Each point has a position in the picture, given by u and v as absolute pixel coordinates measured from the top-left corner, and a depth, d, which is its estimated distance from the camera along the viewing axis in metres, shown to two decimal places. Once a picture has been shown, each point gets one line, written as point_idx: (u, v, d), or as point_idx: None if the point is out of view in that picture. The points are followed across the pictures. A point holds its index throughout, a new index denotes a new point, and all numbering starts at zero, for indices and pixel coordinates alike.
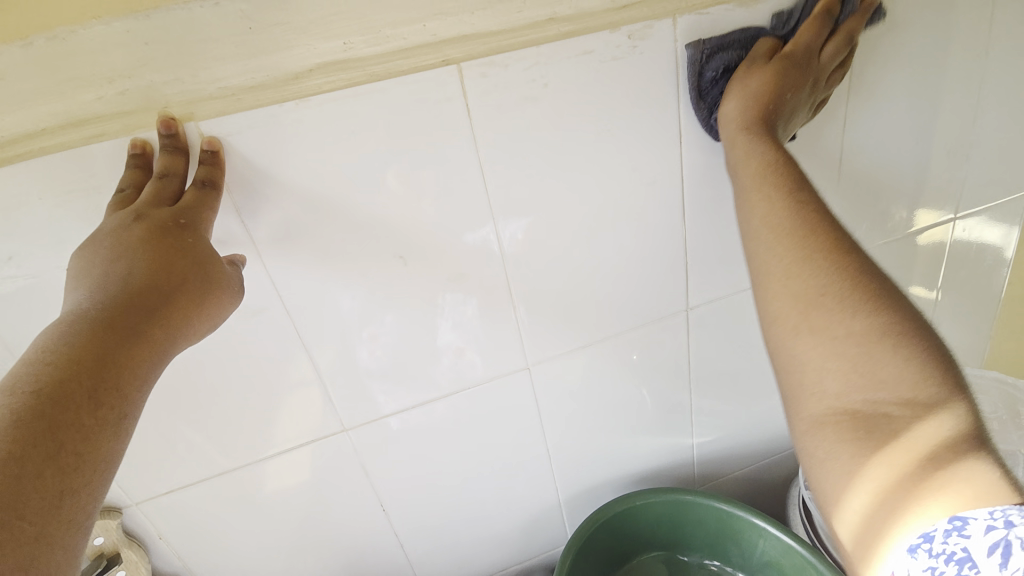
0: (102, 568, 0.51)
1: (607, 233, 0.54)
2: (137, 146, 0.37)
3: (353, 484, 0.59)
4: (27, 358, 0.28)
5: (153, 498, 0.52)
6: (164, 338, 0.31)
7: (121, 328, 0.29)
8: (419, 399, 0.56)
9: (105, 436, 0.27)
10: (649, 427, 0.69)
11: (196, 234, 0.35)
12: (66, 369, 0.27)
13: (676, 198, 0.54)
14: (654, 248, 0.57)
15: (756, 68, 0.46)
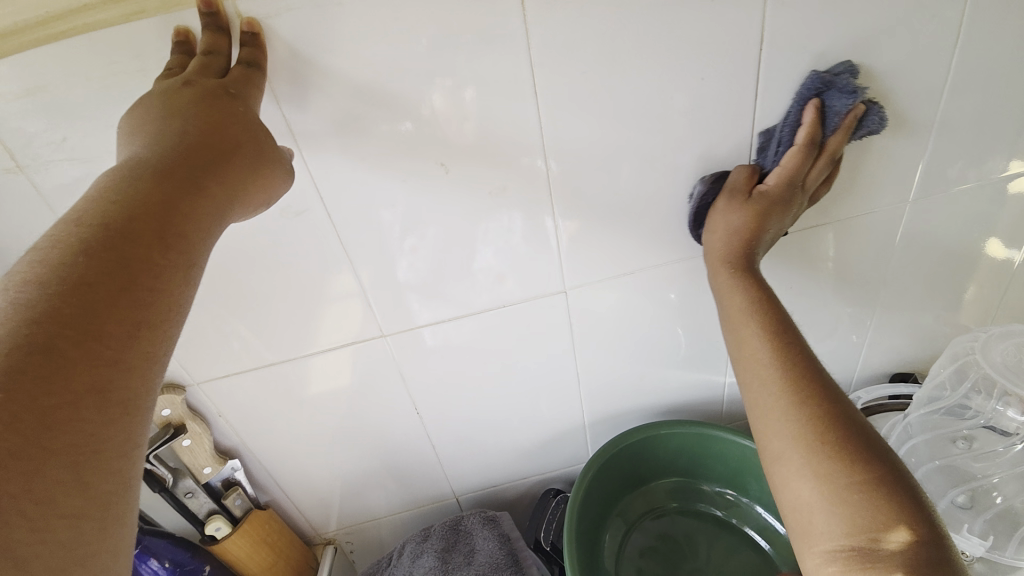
0: (170, 436, 0.56)
1: (659, 155, 0.50)
2: (180, 34, 0.37)
3: (389, 386, 0.62)
4: (88, 199, 0.28)
5: (212, 380, 0.57)
6: (221, 192, 0.31)
7: (178, 179, 0.29)
8: (453, 314, 0.57)
9: (173, 278, 0.28)
10: (683, 362, 0.69)
11: (246, 104, 0.34)
12: (129, 212, 0.27)
13: (746, 118, 0.49)
14: (712, 173, 0.52)
15: (737, 204, 0.50)
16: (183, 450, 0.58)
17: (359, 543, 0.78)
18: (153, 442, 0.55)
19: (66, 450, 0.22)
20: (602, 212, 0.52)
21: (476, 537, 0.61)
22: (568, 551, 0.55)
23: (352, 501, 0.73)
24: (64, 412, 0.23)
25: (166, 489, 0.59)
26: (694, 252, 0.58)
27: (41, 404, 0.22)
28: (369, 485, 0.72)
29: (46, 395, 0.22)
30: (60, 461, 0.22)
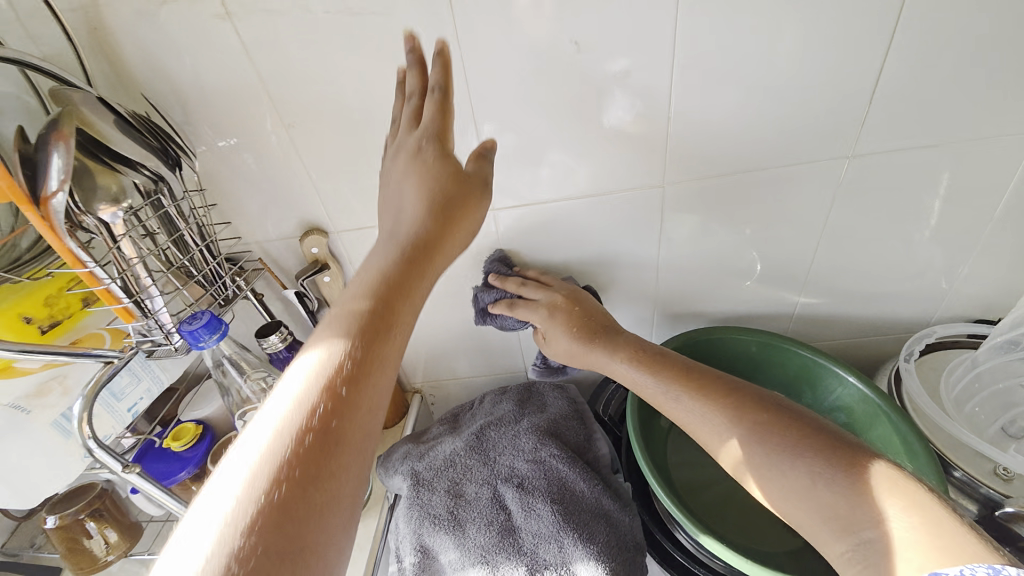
0: (317, 270, 0.66)
1: (776, 51, 0.52)
2: None
3: (487, 259, 0.71)
4: None
5: (347, 232, 0.66)
6: None
7: None
8: (555, 197, 0.63)
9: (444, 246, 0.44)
10: (758, 274, 0.73)
11: None
12: (433, 205, 0.43)
13: (872, 17, 0.50)
14: (828, 75, 0.54)
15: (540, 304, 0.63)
16: (323, 286, 0.68)
17: (438, 399, 0.91)
18: (306, 271, 0.65)
19: (308, 497, 0.30)
20: (709, 108, 0.56)
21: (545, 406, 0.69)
22: (630, 410, 0.65)
23: (440, 361, 0.85)
24: (315, 467, 0.31)
25: (312, 312, 0.70)
26: (794, 160, 0.61)
27: (311, 428, 0.32)
28: (456, 349, 0.83)
29: (298, 465, 0.31)
30: (300, 501, 0.30)
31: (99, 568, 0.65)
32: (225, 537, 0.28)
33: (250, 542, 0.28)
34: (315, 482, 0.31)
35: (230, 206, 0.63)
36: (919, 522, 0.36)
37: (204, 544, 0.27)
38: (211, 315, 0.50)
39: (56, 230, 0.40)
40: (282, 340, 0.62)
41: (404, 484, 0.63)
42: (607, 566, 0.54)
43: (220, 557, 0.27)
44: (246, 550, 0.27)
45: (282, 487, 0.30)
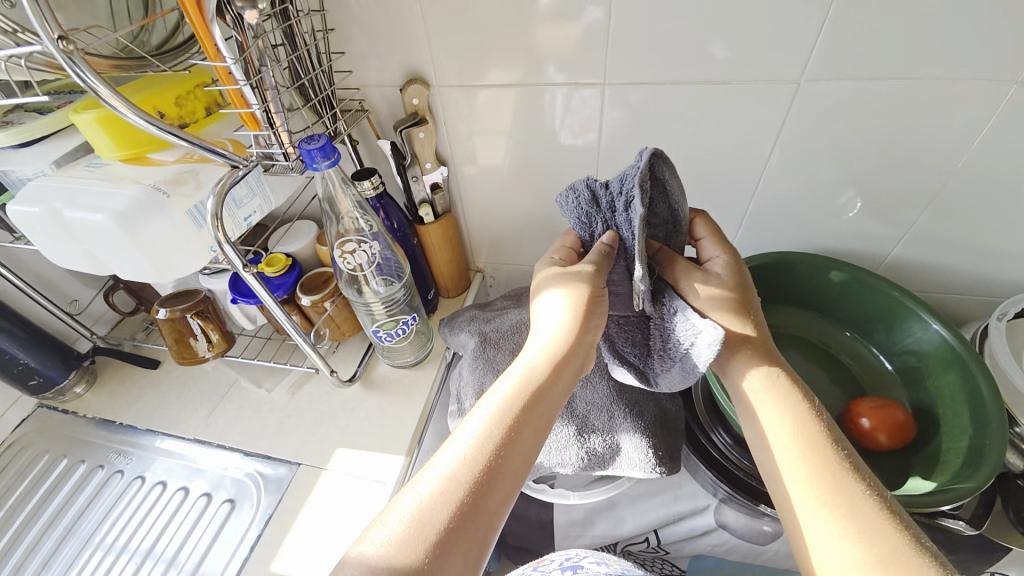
0: (415, 122, 0.66)
1: None
2: None
3: (583, 142, 0.68)
4: None
5: (450, 87, 0.65)
6: None
7: None
8: (675, 79, 0.59)
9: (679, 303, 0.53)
10: (866, 204, 0.68)
11: None
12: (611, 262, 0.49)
13: None
14: None
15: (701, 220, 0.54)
16: (416, 141, 0.68)
17: (498, 282, 0.95)
18: (404, 121, 0.65)
19: (510, 460, 0.42)
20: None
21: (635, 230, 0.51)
22: None
23: (508, 244, 0.86)
24: (522, 428, 0.43)
25: (402, 167, 0.70)
26: (961, 72, 0.54)
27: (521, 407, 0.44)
28: (527, 234, 0.84)
29: (512, 423, 0.43)
30: (500, 464, 0.41)
31: (199, 362, 0.75)
32: (458, 467, 0.41)
33: (475, 473, 0.40)
34: (497, 470, 0.41)
35: (340, 38, 0.61)
36: (843, 513, 0.40)
37: (455, 444, 0.42)
38: (326, 140, 0.51)
39: (204, 13, 0.41)
40: (372, 187, 0.64)
41: (471, 341, 0.69)
42: (649, 440, 0.59)
43: (443, 498, 0.39)
44: (463, 489, 0.40)
45: (483, 466, 0.41)
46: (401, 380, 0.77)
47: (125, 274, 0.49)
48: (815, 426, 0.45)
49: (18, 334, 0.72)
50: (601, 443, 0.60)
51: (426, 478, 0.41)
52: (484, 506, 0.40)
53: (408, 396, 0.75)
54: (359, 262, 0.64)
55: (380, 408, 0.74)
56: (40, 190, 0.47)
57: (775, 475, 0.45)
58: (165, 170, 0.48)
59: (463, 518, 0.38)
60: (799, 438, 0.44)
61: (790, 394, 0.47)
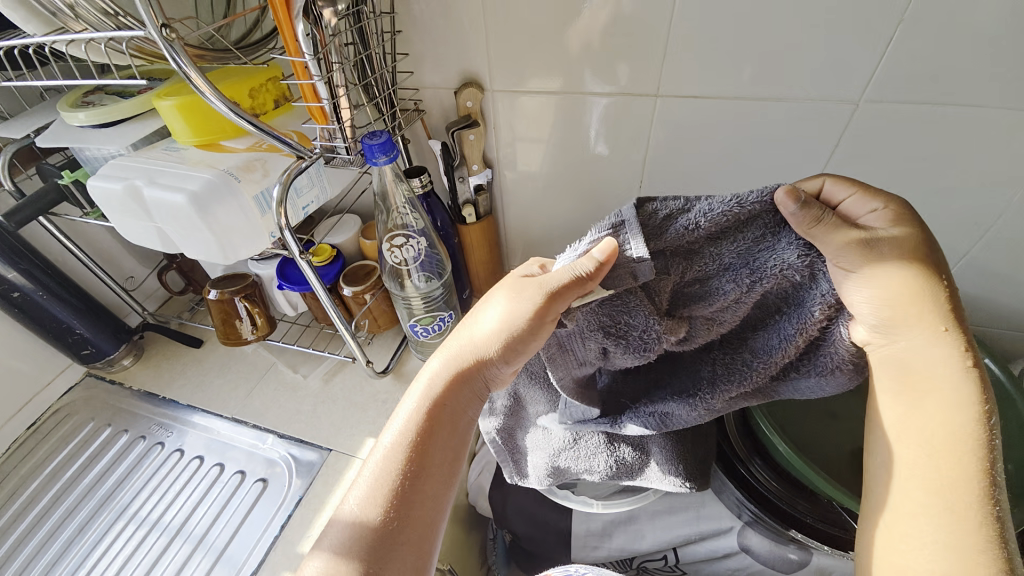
0: (467, 124, 0.68)
1: None
2: None
3: (627, 153, 0.69)
4: None
5: (503, 92, 0.66)
6: None
7: None
8: (729, 96, 0.60)
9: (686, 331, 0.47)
10: (916, 233, 0.67)
11: None
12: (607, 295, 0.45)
13: None
14: None
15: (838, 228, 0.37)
16: (466, 142, 0.70)
17: None
18: (456, 123, 0.67)
19: (448, 428, 0.45)
20: (954, 19, 0.49)
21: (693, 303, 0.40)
22: None
23: (544, 250, 0.87)
24: (460, 399, 0.46)
25: (450, 167, 0.72)
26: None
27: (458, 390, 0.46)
28: (563, 241, 0.85)
29: (444, 396, 0.46)
30: (437, 432, 0.44)
31: (241, 344, 0.78)
32: (400, 438, 0.44)
33: (422, 447, 0.44)
34: (432, 455, 0.44)
35: (403, 41, 0.64)
36: (945, 507, 0.37)
37: (397, 416, 0.45)
38: (387, 137, 0.53)
39: (291, 11, 0.43)
40: (422, 186, 0.66)
41: None
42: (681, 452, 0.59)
43: (396, 468, 0.43)
44: (415, 462, 0.43)
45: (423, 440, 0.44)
46: None
47: (189, 251, 0.51)
48: (964, 441, 0.37)
49: (78, 304, 0.77)
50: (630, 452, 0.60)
51: (378, 452, 0.44)
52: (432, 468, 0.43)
53: None
54: (405, 256, 0.66)
55: None
56: (122, 167, 0.50)
57: (884, 474, 0.41)
58: (236, 156, 0.50)
59: (417, 487, 0.42)
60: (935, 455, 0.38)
61: (949, 397, 0.39)
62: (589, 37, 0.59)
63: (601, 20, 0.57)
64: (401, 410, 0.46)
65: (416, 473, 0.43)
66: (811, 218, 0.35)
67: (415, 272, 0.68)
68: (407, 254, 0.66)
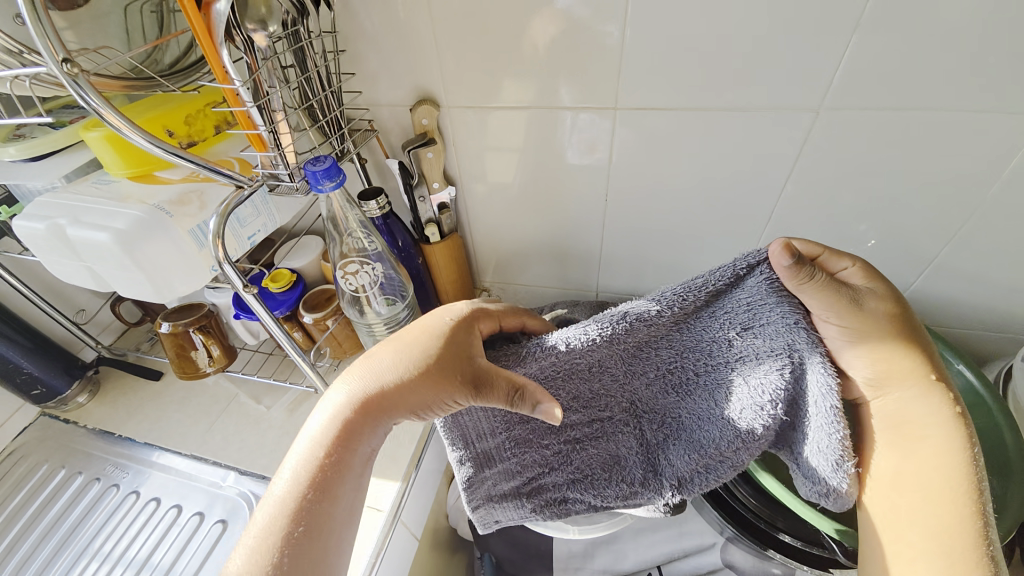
0: (423, 143, 0.65)
1: None
2: None
3: (589, 166, 0.68)
4: None
5: (458, 108, 0.64)
6: None
7: None
8: (689, 105, 0.58)
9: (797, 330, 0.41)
10: (882, 238, 0.66)
11: None
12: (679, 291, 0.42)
13: None
14: None
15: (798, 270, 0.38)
16: (424, 161, 0.68)
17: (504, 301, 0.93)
18: (412, 142, 0.65)
19: (344, 477, 0.42)
20: (911, 19, 0.48)
21: (722, 342, 0.41)
22: None
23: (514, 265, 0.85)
24: (353, 446, 0.42)
25: (410, 187, 0.70)
26: (991, 101, 0.51)
27: (350, 435, 0.43)
28: (533, 256, 0.83)
29: (343, 439, 0.42)
30: (329, 481, 0.41)
31: (199, 376, 0.75)
32: (291, 488, 0.41)
33: (311, 495, 0.40)
34: (328, 493, 0.41)
35: (352, 58, 0.62)
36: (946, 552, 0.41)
37: (291, 462, 0.42)
38: (332, 162, 0.50)
39: (214, 37, 0.41)
40: (378, 208, 0.64)
41: None
42: (656, 478, 0.56)
43: (283, 516, 0.40)
44: (300, 509, 0.40)
45: (316, 486, 0.41)
46: None
47: (124, 291, 0.48)
48: (954, 484, 0.42)
49: (24, 342, 0.72)
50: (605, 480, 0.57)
51: (267, 500, 0.41)
52: (320, 521, 0.40)
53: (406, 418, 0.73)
54: (361, 283, 0.63)
55: None
56: (45, 205, 0.47)
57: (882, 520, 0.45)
58: (169, 188, 0.48)
59: (302, 539, 0.39)
60: (930, 484, 0.42)
61: (942, 436, 0.42)
62: (541, 49, 0.57)
63: (553, 31, 0.55)
64: (297, 454, 0.43)
65: (302, 521, 0.39)
66: (800, 274, 0.37)
67: (375, 298, 0.65)
68: (367, 280, 0.64)
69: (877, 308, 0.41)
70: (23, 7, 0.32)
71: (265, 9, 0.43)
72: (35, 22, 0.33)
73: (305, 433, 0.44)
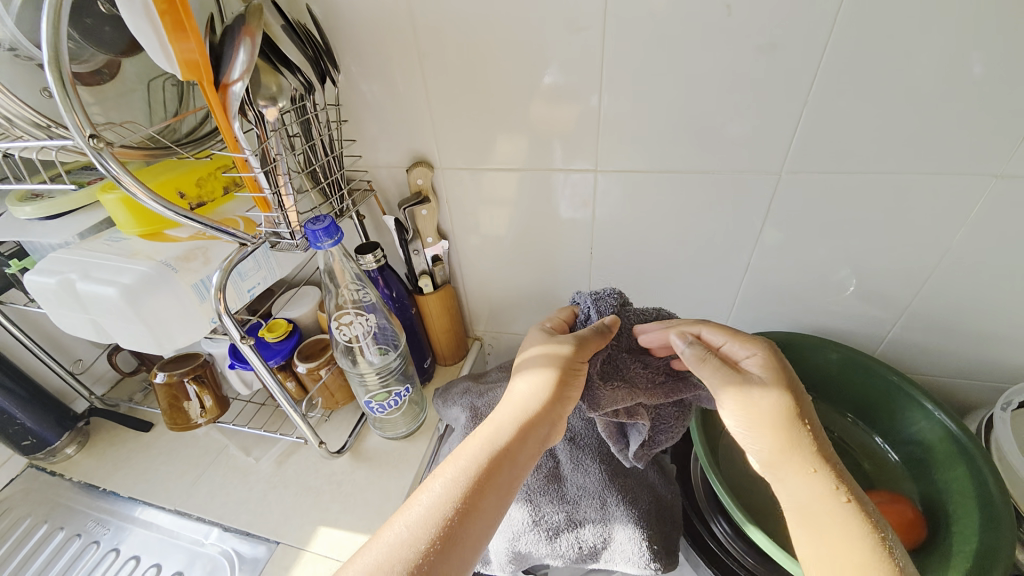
0: (418, 201, 0.70)
1: (947, 48, 0.48)
2: None
3: (574, 222, 0.72)
4: None
5: (451, 170, 0.69)
6: None
7: None
8: (663, 167, 0.63)
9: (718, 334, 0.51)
10: (856, 289, 0.69)
11: None
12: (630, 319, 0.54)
13: None
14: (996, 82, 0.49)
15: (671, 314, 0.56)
16: (419, 217, 0.72)
17: (496, 350, 0.94)
18: (408, 200, 0.69)
19: (498, 498, 0.43)
20: (856, 94, 0.53)
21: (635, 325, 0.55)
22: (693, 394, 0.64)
23: (505, 314, 0.88)
24: (506, 471, 0.44)
25: (405, 241, 0.73)
26: (939, 165, 0.56)
27: (501, 455, 0.45)
28: (524, 306, 0.86)
29: (502, 461, 0.45)
30: (497, 507, 0.43)
31: (191, 427, 0.75)
32: (439, 502, 0.41)
33: (467, 511, 0.41)
34: (454, 538, 0.40)
35: (352, 125, 0.67)
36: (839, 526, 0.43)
37: (437, 484, 0.43)
38: (331, 221, 0.54)
39: (228, 113, 0.44)
40: (374, 261, 0.67)
41: (464, 416, 0.68)
42: (645, 531, 0.55)
43: (431, 529, 0.40)
44: (468, 526, 0.40)
45: (466, 503, 0.41)
46: (390, 453, 0.75)
47: (124, 342, 0.50)
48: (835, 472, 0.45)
49: (20, 393, 0.73)
50: (593, 535, 0.57)
51: (409, 515, 0.41)
52: (467, 534, 0.40)
53: (395, 470, 0.73)
54: (355, 333, 0.65)
55: (366, 482, 0.72)
56: (57, 262, 0.50)
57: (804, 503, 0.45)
58: (177, 245, 0.51)
59: (450, 551, 0.39)
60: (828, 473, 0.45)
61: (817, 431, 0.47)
62: (526, 118, 0.62)
63: (537, 103, 0.61)
64: (442, 476, 0.43)
65: (451, 533, 0.40)
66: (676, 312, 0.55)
67: (367, 348, 0.67)
68: (361, 330, 0.66)
69: (765, 400, 0.46)
70: (51, 81, 0.36)
71: (276, 87, 0.47)
72: (65, 102, 0.37)
73: (455, 456, 0.45)
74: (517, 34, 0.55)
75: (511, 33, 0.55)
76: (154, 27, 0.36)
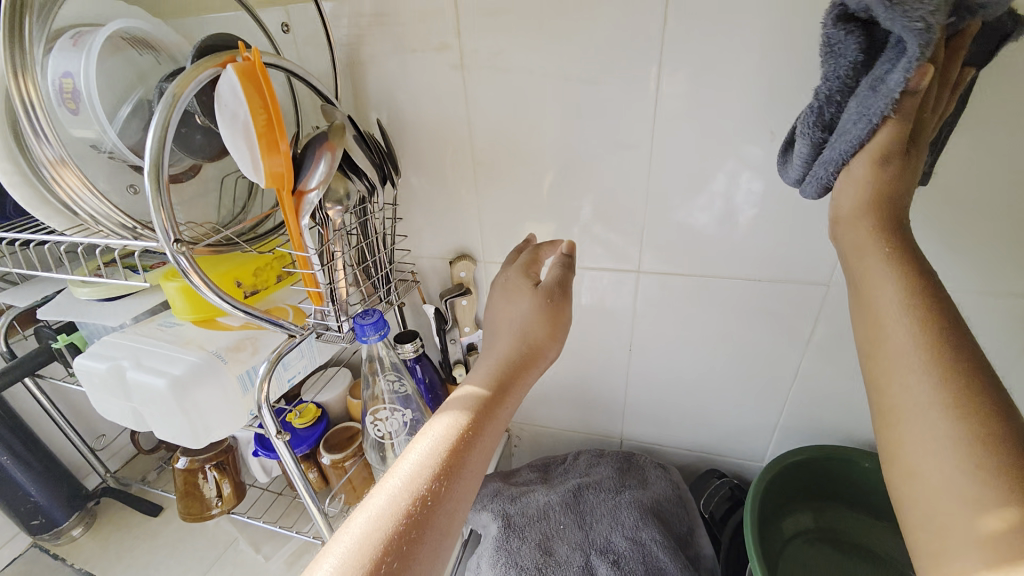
0: (460, 293, 0.71)
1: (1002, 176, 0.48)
2: None
3: (614, 318, 0.70)
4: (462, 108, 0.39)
5: (493, 263, 0.71)
6: None
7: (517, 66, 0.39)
8: (707, 273, 0.63)
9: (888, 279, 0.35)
10: None
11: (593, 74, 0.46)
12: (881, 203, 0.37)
13: None
14: None
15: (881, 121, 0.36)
16: (459, 308, 0.73)
17: (523, 443, 0.89)
18: (450, 292, 0.71)
19: (464, 457, 0.39)
20: (906, 215, 0.53)
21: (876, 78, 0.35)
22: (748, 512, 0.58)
23: (536, 406, 0.84)
24: (470, 434, 0.40)
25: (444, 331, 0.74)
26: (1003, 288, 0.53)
27: (467, 419, 0.41)
28: (556, 399, 0.82)
29: (476, 426, 0.41)
30: (469, 475, 0.38)
31: (203, 517, 0.71)
32: (426, 458, 0.38)
33: (441, 474, 0.37)
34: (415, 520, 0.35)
35: (402, 219, 0.70)
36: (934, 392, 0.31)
37: (425, 438, 0.40)
38: (379, 315, 0.55)
39: (299, 216, 0.47)
40: (411, 351, 0.66)
41: (492, 523, 0.61)
42: None
43: (394, 483, 0.37)
44: (439, 485, 0.36)
45: (447, 469, 0.37)
46: None
47: (160, 433, 0.49)
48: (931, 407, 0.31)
49: (37, 466, 0.71)
50: None
51: (399, 471, 0.37)
52: (445, 511, 0.36)
53: None
54: (390, 428, 0.64)
55: None
56: (110, 346, 0.50)
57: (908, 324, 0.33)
58: (228, 334, 0.51)
59: (433, 515, 0.35)
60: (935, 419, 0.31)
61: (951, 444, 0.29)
62: (570, 220, 0.64)
63: (581, 206, 0.62)
64: (444, 421, 0.41)
65: (433, 494, 0.36)
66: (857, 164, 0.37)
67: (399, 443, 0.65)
68: (395, 425, 0.64)
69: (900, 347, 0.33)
70: (148, 187, 0.39)
71: (343, 190, 0.51)
72: (158, 207, 0.39)
73: (447, 411, 0.42)
74: (565, 146, 0.58)
75: (560, 144, 0.58)
76: (251, 145, 0.39)
